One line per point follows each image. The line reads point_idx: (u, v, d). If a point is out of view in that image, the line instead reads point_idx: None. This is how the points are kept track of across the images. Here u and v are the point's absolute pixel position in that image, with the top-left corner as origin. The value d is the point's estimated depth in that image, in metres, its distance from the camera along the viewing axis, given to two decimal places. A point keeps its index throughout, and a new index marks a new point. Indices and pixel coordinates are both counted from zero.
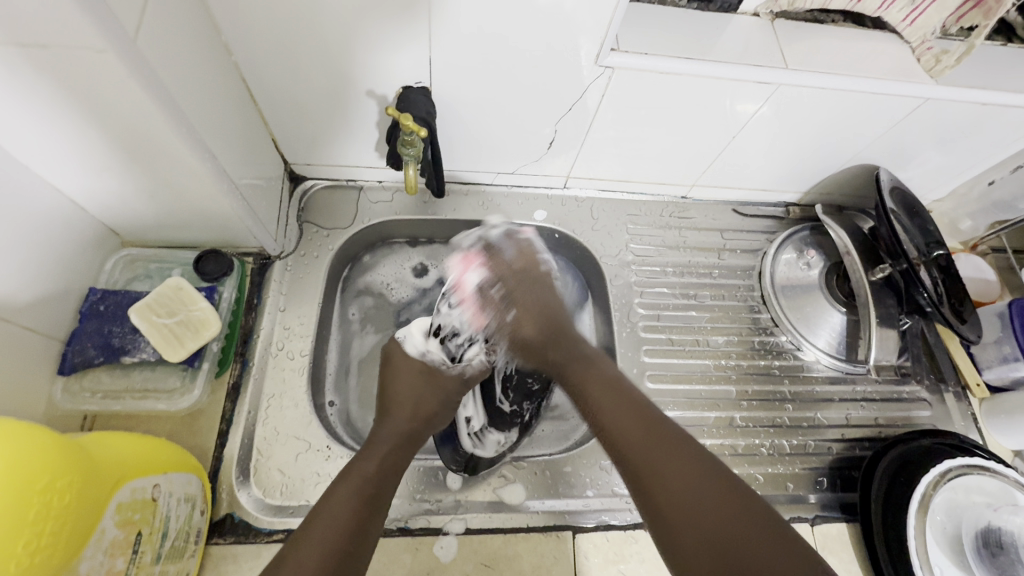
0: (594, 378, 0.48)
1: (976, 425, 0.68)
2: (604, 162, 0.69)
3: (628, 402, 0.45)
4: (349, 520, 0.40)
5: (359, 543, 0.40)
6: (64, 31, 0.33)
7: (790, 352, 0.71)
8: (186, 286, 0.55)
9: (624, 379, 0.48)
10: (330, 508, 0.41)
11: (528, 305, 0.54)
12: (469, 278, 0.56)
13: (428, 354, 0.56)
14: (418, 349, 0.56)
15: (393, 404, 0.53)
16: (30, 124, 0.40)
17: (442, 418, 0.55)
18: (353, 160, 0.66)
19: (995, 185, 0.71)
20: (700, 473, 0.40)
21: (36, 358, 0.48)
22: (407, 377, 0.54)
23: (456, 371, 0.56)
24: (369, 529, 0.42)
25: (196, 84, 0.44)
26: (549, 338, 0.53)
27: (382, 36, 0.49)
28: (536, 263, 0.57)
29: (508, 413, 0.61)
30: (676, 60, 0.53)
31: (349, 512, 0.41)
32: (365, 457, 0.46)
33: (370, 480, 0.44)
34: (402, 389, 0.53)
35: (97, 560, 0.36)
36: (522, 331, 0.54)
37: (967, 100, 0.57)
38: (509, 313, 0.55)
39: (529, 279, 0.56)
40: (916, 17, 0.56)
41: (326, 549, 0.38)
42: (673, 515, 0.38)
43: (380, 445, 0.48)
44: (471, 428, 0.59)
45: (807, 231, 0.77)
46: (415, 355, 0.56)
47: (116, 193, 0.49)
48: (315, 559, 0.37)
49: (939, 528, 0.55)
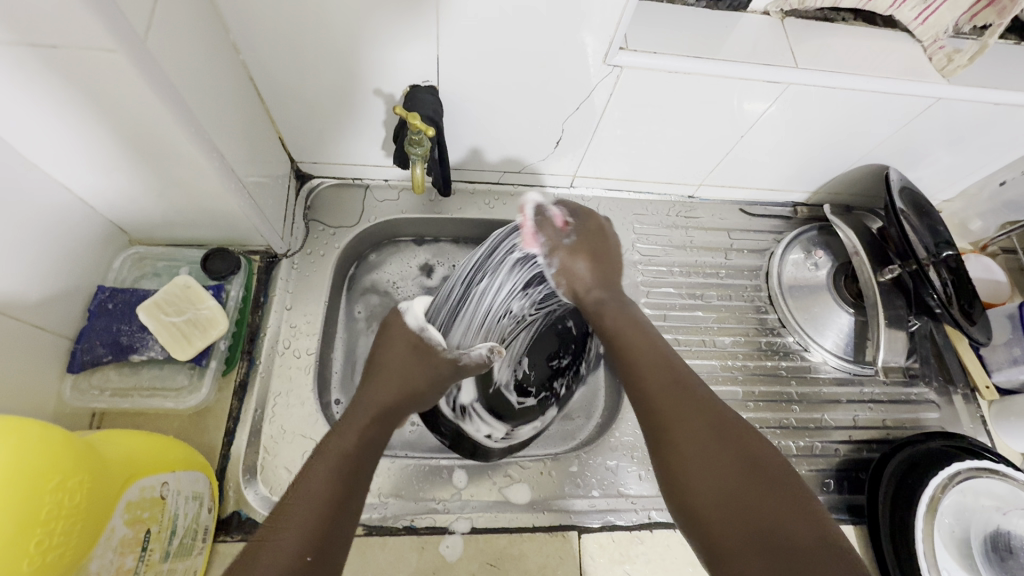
0: (627, 329, 0.47)
1: (984, 427, 0.68)
2: (612, 161, 0.69)
3: (658, 361, 0.43)
4: (327, 500, 0.38)
5: (341, 524, 0.38)
6: (74, 32, 0.33)
7: (797, 352, 0.71)
8: (194, 285, 0.55)
9: (655, 334, 0.47)
10: (308, 487, 0.39)
11: (587, 234, 0.52)
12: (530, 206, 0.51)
13: (427, 329, 0.52)
14: (417, 322, 0.53)
15: (379, 374, 0.49)
16: (40, 122, 0.40)
17: (431, 395, 0.51)
18: (360, 158, 0.66)
19: (1007, 185, 0.71)
20: (723, 433, 0.37)
21: (46, 356, 0.48)
22: (401, 347, 0.51)
23: (452, 357, 0.51)
24: (350, 509, 0.39)
25: (204, 82, 0.44)
26: (600, 277, 0.51)
27: (390, 35, 0.48)
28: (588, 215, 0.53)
29: (531, 407, 0.59)
30: (686, 58, 0.52)
31: (327, 492, 0.38)
32: (343, 433, 0.44)
33: (349, 456, 0.41)
34: (389, 358, 0.50)
35: (106, 558, 0.37)
36: (577, 259, 0.51)
37: (980, 100, 0.57)
38: (567, 237, 0.51)
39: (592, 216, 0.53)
40: (929, 16, 0.56)
41: (307, 530, 0.36)
42: (690, 476, 0.36)
43: (357, 419, 0.45)
44: (495, 435, 0.58)
45: (817, 231, 0.76)
46: (415, 327, 0.52)
47: (125, 191, 0.50)
48: (295, 540, 0.35)
49: (948, 530, 0.55)
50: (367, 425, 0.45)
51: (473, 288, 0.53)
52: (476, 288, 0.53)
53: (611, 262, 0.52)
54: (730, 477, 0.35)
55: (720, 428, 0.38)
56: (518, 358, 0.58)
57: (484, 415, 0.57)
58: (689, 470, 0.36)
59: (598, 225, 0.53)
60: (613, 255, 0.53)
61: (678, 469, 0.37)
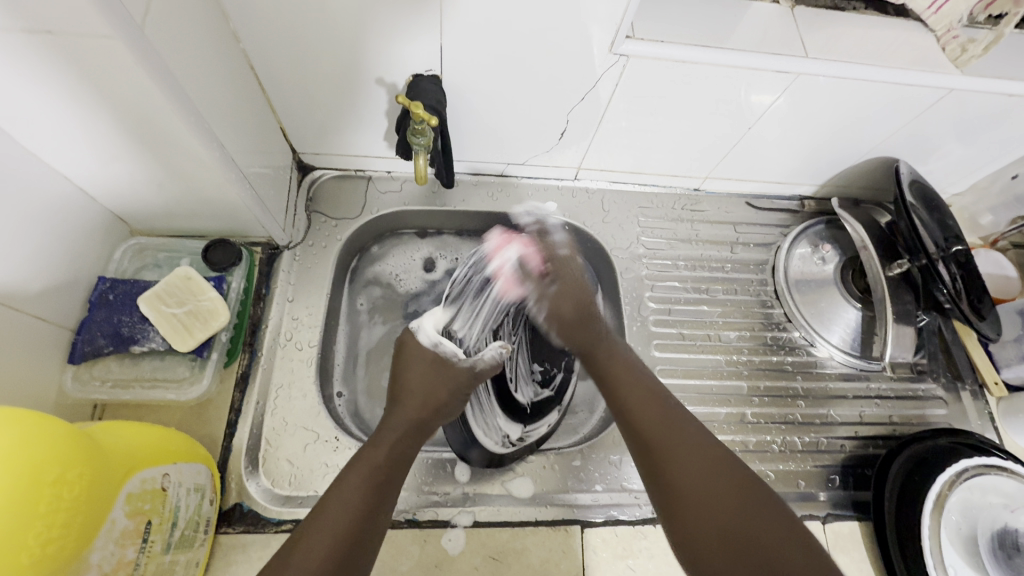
0: (626, 376, 0.49)
1: (992, 423, 0.67)
2: (616, 153, 0.68)
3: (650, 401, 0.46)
4: (359, 507, 0.39)
5: (369, 530, 0.39)
6: (72, 16, 0.32)
7: (803, 347, 0.70)
8: (195, 276, 0.55)
9: (648, 376, 0.49)
10: (343, 491, 0.40)
11: (564, 276, 0.56)
12: (503, 258, 0.58)
13: (441, 344, 0.52)
14: (431, 340, 0.53)
15: (404, 392, 0.49)
16: (37, 110, 0.39)
17: (454, 409, 0.51)
18: (362, 149, 0.65)
19: (1019, 179, 0.70)
20: (717, 470, 0.40)
21: (46, 346, 0.48)
22: (420, 364, 0.51)
23: (468, 364, 0.52)
24: (379, 517, 0.40)
25: (204, 70, 0.44)
26: (583, 321, 0.55)
27: (393, 23, 0.48)
28: (576, 255, 0.60)
29: (561, 383, 0.63)
30: (694, 49, 0.51)
31: (359, 498, 0.39)
32: (376, 444, 0.44)
33: (379, 468, 0.42)
34: (413, 377, 0.50)
35: (107, 550, 0.37)
36: (560, 301, 0.55)
37: (995, 92, 0.55)
38: (551, 284, 0.56)
39: (571, 266, 0.58)
40: (942, 5, 0.55)
41: (337, 534, 0.37)
42: (688, 506, 0.38)
43: (389, 433, 0.45)
44: (552, 423, 0.61)
45: (823, 225, 0.75)
46: (430, 344, 0.53)
47: (126, 181, 0.49)
48: (326, 543, 0.36)
49: (954, 527, 0.54)
50: (397, 439, 0.45)
51: (466, 295, 0.57)
52: (469, 295, 0.56)
53: (595, 306, 0.56)
54: (719, 497, 0.38)
55: (708, 453, 0.41)
56: (529, 367, 0.61)
57: (536, 422, 0.60)
58: (683, 498, 0.39)
59: (569, 261, 0.58)
60: (593, 296, 0.57)
61: (675, 501, 0.39)
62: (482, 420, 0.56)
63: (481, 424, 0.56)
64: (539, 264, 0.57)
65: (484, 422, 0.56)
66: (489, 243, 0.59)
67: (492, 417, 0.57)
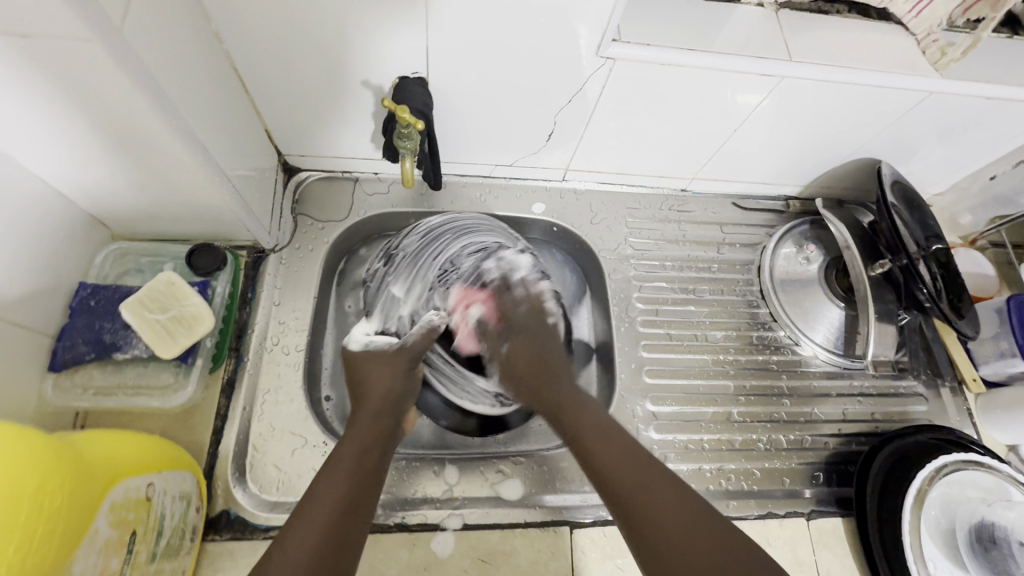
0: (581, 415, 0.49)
1: (971, 419, 0.69)
2: (603, 154, 0.68)
3: (633, 461, 0.44)
4: (340, 499, 0.40)
5: (353, 520, 0.40)
6: (48, 20, 0.32)
7: (788, 346, 0.71)
8: (178, 280, 0.54)
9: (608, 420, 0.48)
10: (320, 491, 0.41)
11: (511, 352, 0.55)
12: (466, 317, 0.57)
13: (372, 341, 0.56)
14: (362, 343, 0.56)
15: (361, 387, 0.52)
16: (12, 115, 0.38)
17: (410, 388, 0.54)
18: (349, 151, 0.65)
19: (997, 179, 0.71)
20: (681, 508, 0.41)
21: (27, 354, 0.47)
22: (362, 360, 0.54)
23: (397, 346, 0.55)
24: (359, 508, 0.41)
25: (186, 72, 0.43)
26: (538, 377, 0.53)
27: (377, 25, 0.47)
28: (541, 310, 0.57)
29: None
30: (678, 52, 0.52)
31: (339, 494, 0.41)
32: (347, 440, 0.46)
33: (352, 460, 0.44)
34: (370, 375, 0.52)
35: (91, 561, 0.36)
36: (512, 360, 0.55)
37: (972, 94, 0.56)
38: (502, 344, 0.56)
39: (529, 323, 0.56)
40: (922, 9, 0.56)
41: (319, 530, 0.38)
42: (652, 529, 0.40)
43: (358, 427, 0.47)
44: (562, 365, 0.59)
45: (807, 225, 0.76)
46: (359, 347, 0.55)
47: (105, 186, 0.48)
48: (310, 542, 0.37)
49: (934, 521, 0.56)
50: (367, 431, 0.47)
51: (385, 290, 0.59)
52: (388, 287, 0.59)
53: (550, 363, 0.54)
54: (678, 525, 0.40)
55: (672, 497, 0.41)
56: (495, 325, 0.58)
57: None
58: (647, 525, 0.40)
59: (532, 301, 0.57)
60: (550, 353, 0.55)
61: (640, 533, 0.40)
62: (464, 391, 0.60)
63: (466, 394, 0.60)
64: (495, 323, 0.56)
65: (468, 392, 0.60)
66: (449, 298, 0.58)
67: (473, 383, 0.59)
